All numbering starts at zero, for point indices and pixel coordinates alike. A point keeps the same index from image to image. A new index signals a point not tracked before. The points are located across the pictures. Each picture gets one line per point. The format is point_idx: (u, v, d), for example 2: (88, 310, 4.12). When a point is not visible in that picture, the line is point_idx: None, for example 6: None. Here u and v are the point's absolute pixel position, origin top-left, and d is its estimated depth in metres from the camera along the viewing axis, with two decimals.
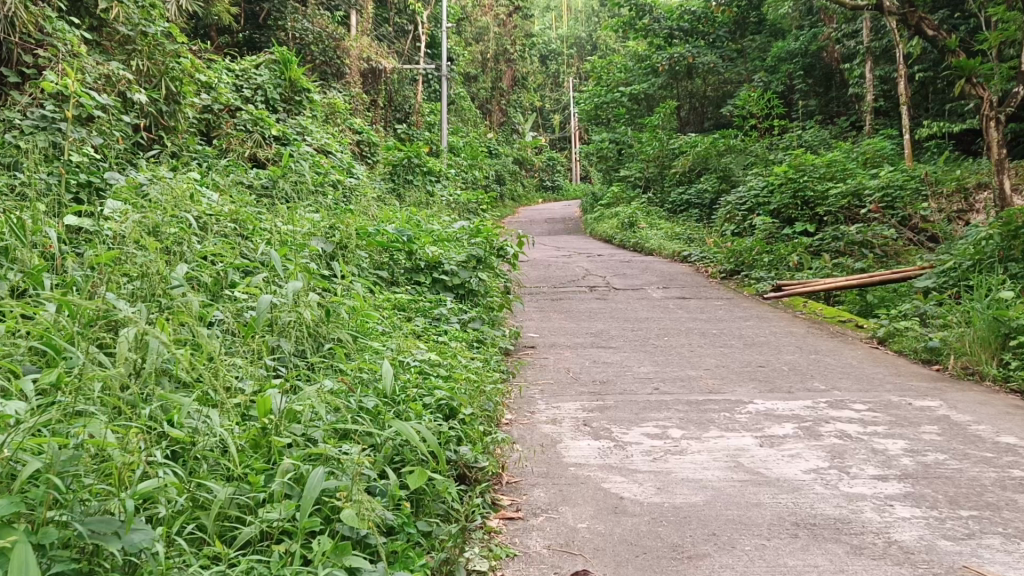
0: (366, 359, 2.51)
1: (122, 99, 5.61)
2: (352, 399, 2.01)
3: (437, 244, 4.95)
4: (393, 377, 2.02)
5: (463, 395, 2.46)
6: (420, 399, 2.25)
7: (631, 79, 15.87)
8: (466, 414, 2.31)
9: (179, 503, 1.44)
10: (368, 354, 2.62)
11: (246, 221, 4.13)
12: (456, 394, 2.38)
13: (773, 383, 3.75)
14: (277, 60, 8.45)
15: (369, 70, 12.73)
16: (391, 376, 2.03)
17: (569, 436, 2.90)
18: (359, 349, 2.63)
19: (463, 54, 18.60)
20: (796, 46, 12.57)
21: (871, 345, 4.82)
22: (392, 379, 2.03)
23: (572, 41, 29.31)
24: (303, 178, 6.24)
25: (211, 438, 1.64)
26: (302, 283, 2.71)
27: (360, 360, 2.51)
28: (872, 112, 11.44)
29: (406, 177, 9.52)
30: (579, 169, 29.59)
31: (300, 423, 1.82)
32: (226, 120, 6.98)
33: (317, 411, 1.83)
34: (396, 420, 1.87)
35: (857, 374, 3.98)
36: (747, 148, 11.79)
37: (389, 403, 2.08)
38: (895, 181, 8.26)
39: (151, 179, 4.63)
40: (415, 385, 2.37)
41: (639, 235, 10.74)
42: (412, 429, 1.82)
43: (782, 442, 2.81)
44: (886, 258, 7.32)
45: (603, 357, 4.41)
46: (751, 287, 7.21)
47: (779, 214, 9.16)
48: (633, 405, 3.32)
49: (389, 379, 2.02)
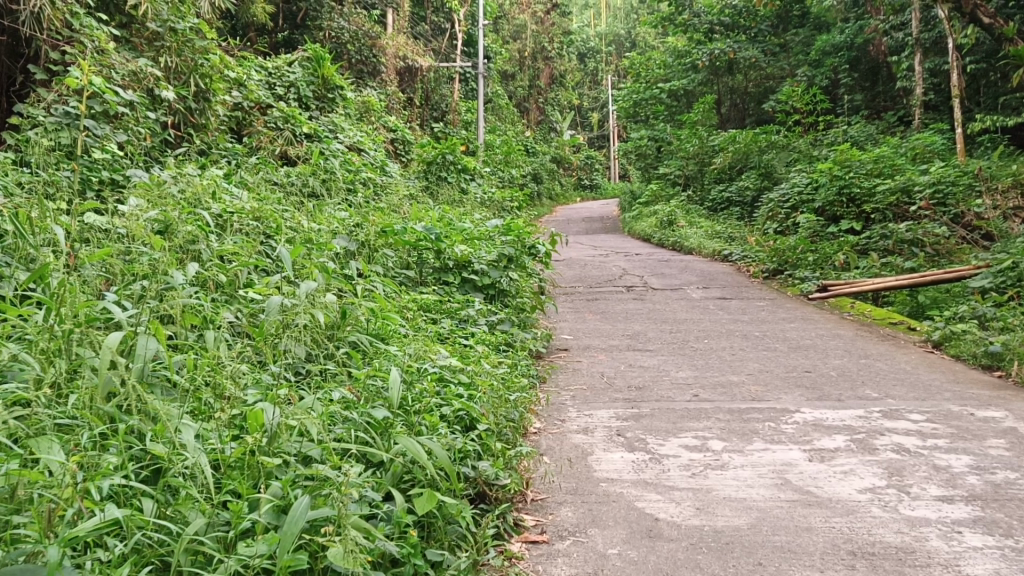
0: (381, 365, 2.34)
1: (150, 96, 5.50)
2: (357, 411, 1.84)
3: (467, 242, 4.77)
4: (399, 391, 1.85)
5: (483, 405, 2.29)
6: (436, 410, 2.07)
7: (670, 75, 15.56)
8: (484, 428, 2.13)
9: (137, 541, 1.29)
10: (384, 359, 2.45)
11: (269, 219, 3.97)
12: (477, 404, 2.20)
13: (822, 390, 3.51)
14: (310, 57, 8.36)
15: (405, 69, 12.60)
16: (399, 388, 1.86)
17: (601, 447, 2.70)
18: (375, 354, 2.47)
19: (501, 52, 18.43)
20: (841, 39, 12.21)
21: (925, 349, 4.54)
22: (400, 391, 1.86)
23: (611, 38, 29.01)
24: (334, 176, 6.11)
25: (189, 460, 1.49)
26: (316, 284, 2.57)
27: (375, 367, 2.34)
28: (921, 106, 11.05)
29: (440, 175, 9.37)
30: (617, 168, 29.26)
31: (296, 439, 1.65)
32: (257, 118, 6.88)
33: (317, 425, 1.66)
34: (405, 436, 1.70)
35: (912, 381, 3.72)
36: (789, 144, 11.46)
37: (398, 416, 1.92)
38: (947, 177, 7.93)
39: (175, 176, 4.52)
40: (432, 393, 2.19)
41: (679, 234, 10.49)
42: (422, 446, 1.66)
43: (834, 456, 2.58)
44: (938, 257, 7.01)
45: (639, 360, 4.20)
46: (795, 287, 6.93)
47: (824, 212, 8.83)
48: (671, 413, 3.11)
49: (397, 392, 1.85)
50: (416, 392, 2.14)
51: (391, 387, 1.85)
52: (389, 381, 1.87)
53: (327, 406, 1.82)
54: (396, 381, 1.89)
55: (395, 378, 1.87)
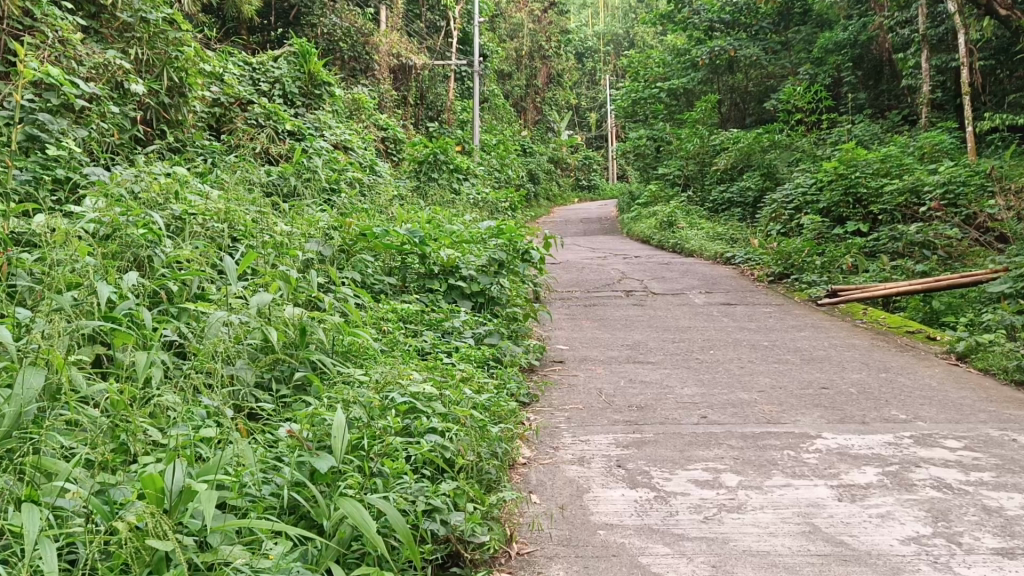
0: (338, 395, 2.01)
1: (119, 90, 5.17)
2: (293, 459, 1.53)
3: (455, 244, 4.43)
4: (345, 433, 1.54)
5: (462, 443, 1.95)
6: (399, 453, 1.74)
7: (669, 74, 15.22)
8: (457, 477, 1.79)
9: None
10: (345, 386, 2.13)
11: (238, 220, 3.63)
12: (448, 445, 1.86)
13: (843, 411, 3.17)
14: (296, 52, 8.01)
15: (398, 67, 12.25)
16: (345, 433, 1.54)
17: (599, 482, 2.37)
18: (335, 376, 2.17)
19: (498, 51, 18.05)
20: (844, 36, 11.85)
21: (949, 361, 4.20)
22: (345, 436, 1.54)
23: (609, 37, 28.75)
24: (317, 176, 5.79)
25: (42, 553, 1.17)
26: (270, 295, 2.29)
27: (333, 397, 2.01)
28: (928, 104, 10.69)
29: (431, 175, 9.04)
30: (615, 169, 28.91)
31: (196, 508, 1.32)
32: (237, 114, 6.55)
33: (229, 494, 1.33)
34: (346, 502, 1.38)
35: (941, 400, 3.37)
36: (793, 143, 11.13)
37: (347, 464, 1.59)
38: (958, 176, 7.59)
39: (138, 174, 4.18)
40: (396, 431, 1.86)
41: (679, 235, 10.16)
42: (364, 516, 1.34)
43: (867, 494, 2.24)
44: (951, 261, 6.69)
45: (640, 374, 3.86)
46: (802, 292, 6.59)
47: (829, 213, 8.51)
48: (677, 439, 2.77)
49: (342, 437, 1.53)
50: (376, 428, 1.82)
51: (334, 429, 1.54)
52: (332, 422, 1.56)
53: (253, 465, 1.49)
54: (341, 421, 1.57)
55: (340, 415, 1.56)
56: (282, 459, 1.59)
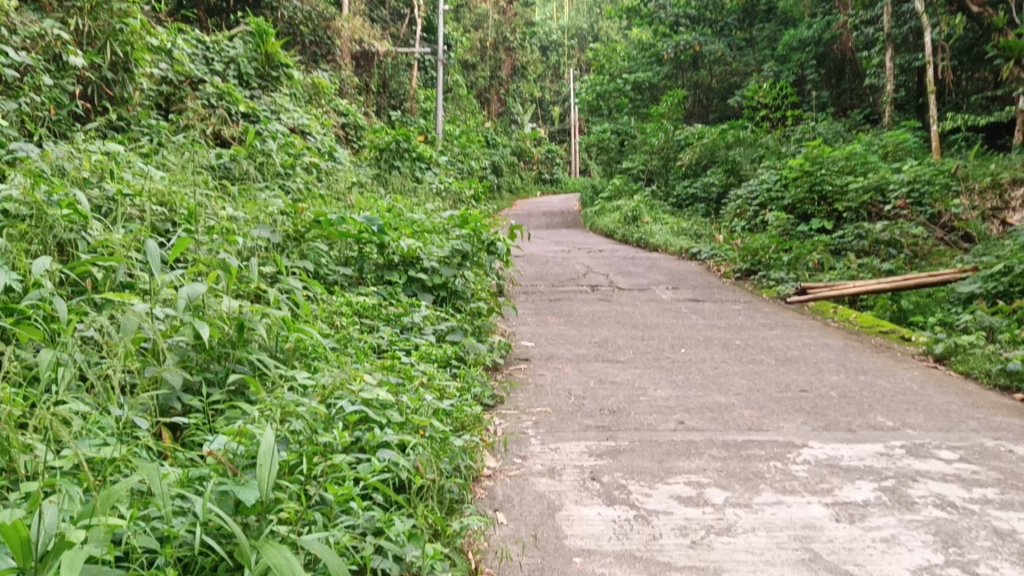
0: (274, 403, 1.75)
1: (56, 62, 4.81)
2: (210, 488, 1.29)
3: (416, 234, 4.15)
4: (272, 459, 1.29)
5: (420, 462, 1.71)
6: (343, 478, 1.49)
7: (634, 68, 15.03)
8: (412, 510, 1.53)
9: None
10: (287, 391, 1.87)
11: (180, 204, 3.33)
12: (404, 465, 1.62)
13: (828, 417, 2.98)
14: (252, 32, 7.65)
15: (360, 53, 11.89)
16: (274, 459, 1.29)
17: (572, 499, 2.13)
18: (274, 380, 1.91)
19: (462, 41, 17.71)
20: (808, 34, 11.70)
21: (928, 363, 4.04)
22: (275, 463, 1.29)
23: (574, 31, 28.50)
24: (270, 159, 5.49)
25: None
26: (204, 287, 2.02)
27: (269, 404, 1.75)
28: (892, 103, 10.63)
29: (392, 163, 8.75)
30: (578, 163, 28.74)
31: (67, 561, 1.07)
32: (187, 93, 6.20)
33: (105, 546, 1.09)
34: (270, 551, 1.15)
35: (926, 405, 3.20)
36: (757, 140, 11.03)
37: (280, 494, 1.35)
38: (923, 176, 7.49)
39: (72, 152, 3.84)
40: (340, 449, 1.61)
41: (643, 230, 9.99)
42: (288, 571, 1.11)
43: (866, 514, 2.04)
44: (917, 260, 6.59)
45: (610, 374, 3.63)
46: (771, 289, 6.43)
47: (794, 210, 8.40)
48: (655, 448, 2.55)
49: (270, 467, 1.27)
50: (320, 446, 1.57)
51: (261, 455, 1.28)
52: (259, 446, 1.31)
53: (153, 497, 1.23)
54: (269, 444, 1.31)
55: (268, 438, 1.30)
56: (202, 484, 1.35)
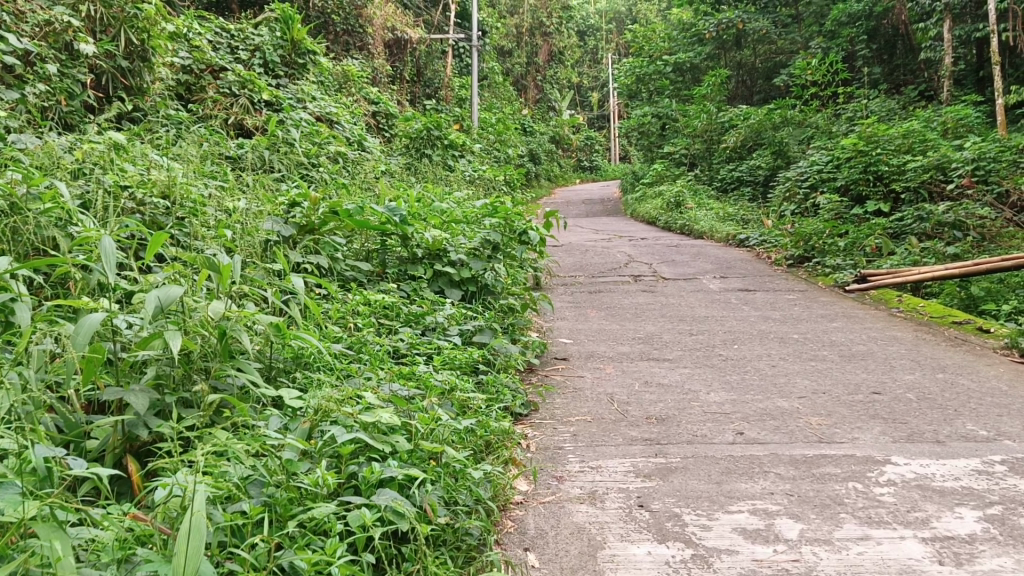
0: (247, 443, 1.49)
1: (68, 51, 4.55)
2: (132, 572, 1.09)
3: (443, 225, 3.83)
4: (198, 535, 1.08)
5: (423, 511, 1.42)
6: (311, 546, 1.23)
7: (675, 49, 14.50)
8: None
9: None
10: (267, 426, 1.60)
11: (190, 198, 3.08)
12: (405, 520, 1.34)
13: (908, 426, 2.60)
14: (278, 18, 7.37)
15: (393, 41, 11.57)
16: (198, 534, 1.08)
17: (616, 533, 1.80)
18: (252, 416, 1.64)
19: (497, 28, 17.32)
20: (858, 8, 11.09)
21: (1012, 359, 3.62)
22: (199, 538, 1.07)
23: (611, 15, 27.95)
24: (294, 149, 5.22)
25: None
26: (178, 291, 1.68)
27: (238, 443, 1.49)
28: (950, 77, 10.01)
29: (424, 151, 8.46)
30: (618, 149, 28.24)
31: None
32: (209, 82, 5.97)
33: None
34: None
35: (1020, 410, 2.80)
36: (806, 120, 10.50)
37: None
38: (988, 152, 6.97)
39: (77, 143, 3.60)
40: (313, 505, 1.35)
41: (687, 216, 9.58)
42: None
43: (976, 555, 1.68)
44: (986, 243, 6.09)
45: (657, 376, 3.29)
46: (827, 277, 6.01)
47: (848, 192, 7.91)
48: (712, 467, 2.21)
49: (190, 551, 1.06)
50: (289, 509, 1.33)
51: (182, 532, 1.07)
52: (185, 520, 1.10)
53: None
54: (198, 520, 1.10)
55: (193, 512, 1.10)
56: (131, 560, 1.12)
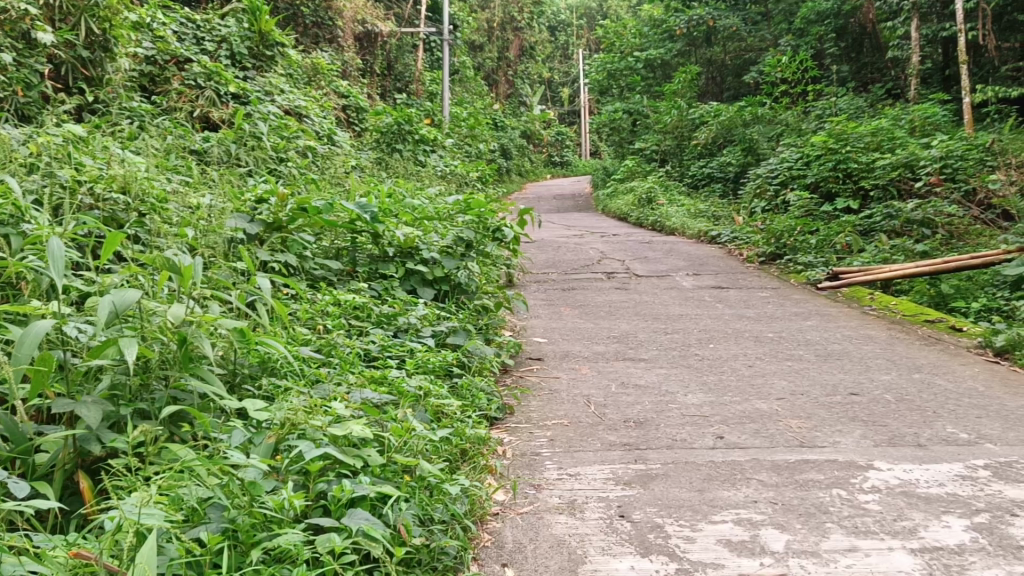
0: (208, 463, 1.41)
1: (26, 40, 4.40)
2: None
3: (415, 221, 3.74)
4: None
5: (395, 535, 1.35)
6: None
7: (646, 45, 14.47)
8: None
9: None
10: (230, 440, 1.51)
11: (152, 194, 2.97)
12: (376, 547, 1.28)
13: (888, 428, 2.57)
14: (245, 9, 7.22)
15: (363, 34, 11.42)
16: None
17: (598, 546, 1.73)
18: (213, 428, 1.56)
19: (468, 22, 17.20)
20: (827, 6, 11.12)
21: (987, 359, 3.60)
22: None
23: (582, 11, 27.90)
24: (261, 142, 5.10)
25: None
26: (135, 295, 1.58)
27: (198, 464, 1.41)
28: (917, 75, 10.07)
29: (394, 146, 8.35)
30: (590, 144, 28.21)
31: None
32: (173, 73, 5.82)
33: None
34: None
35: (998, 412, 2.78)
36: (776, 117, 10.52)
37: None
38: (956, 150, 6.99)
39: (33, 136, 3.46)
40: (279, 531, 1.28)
41: (659, 212, 9.56)
42: None
43: (967, 567, 1.64)
44: (955, 241, 6.11)
45: (634, 376, 3.23)
46: (799, 274, 6.00)
47: (818, 189, 7.93)
48: (694, 473, 2.15)
49: None
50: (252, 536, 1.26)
51: None
52: None
53: None
54: None
55: None
56: None
